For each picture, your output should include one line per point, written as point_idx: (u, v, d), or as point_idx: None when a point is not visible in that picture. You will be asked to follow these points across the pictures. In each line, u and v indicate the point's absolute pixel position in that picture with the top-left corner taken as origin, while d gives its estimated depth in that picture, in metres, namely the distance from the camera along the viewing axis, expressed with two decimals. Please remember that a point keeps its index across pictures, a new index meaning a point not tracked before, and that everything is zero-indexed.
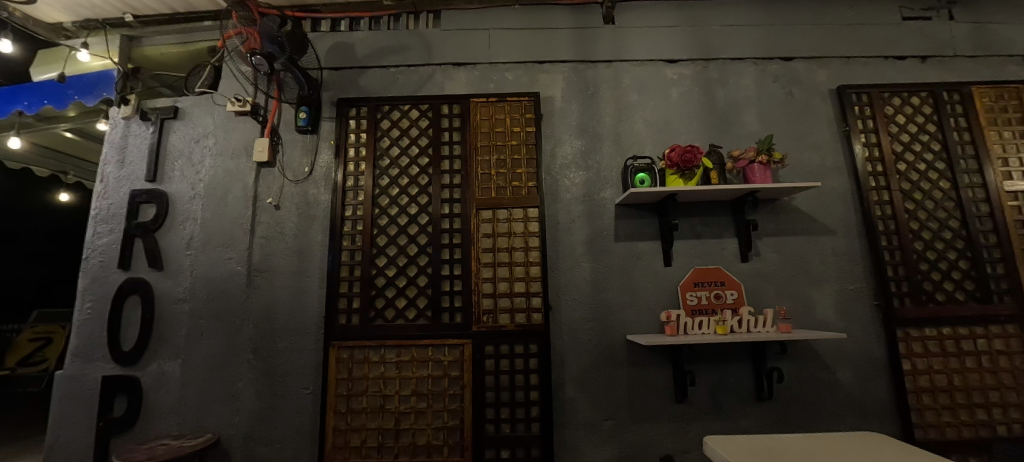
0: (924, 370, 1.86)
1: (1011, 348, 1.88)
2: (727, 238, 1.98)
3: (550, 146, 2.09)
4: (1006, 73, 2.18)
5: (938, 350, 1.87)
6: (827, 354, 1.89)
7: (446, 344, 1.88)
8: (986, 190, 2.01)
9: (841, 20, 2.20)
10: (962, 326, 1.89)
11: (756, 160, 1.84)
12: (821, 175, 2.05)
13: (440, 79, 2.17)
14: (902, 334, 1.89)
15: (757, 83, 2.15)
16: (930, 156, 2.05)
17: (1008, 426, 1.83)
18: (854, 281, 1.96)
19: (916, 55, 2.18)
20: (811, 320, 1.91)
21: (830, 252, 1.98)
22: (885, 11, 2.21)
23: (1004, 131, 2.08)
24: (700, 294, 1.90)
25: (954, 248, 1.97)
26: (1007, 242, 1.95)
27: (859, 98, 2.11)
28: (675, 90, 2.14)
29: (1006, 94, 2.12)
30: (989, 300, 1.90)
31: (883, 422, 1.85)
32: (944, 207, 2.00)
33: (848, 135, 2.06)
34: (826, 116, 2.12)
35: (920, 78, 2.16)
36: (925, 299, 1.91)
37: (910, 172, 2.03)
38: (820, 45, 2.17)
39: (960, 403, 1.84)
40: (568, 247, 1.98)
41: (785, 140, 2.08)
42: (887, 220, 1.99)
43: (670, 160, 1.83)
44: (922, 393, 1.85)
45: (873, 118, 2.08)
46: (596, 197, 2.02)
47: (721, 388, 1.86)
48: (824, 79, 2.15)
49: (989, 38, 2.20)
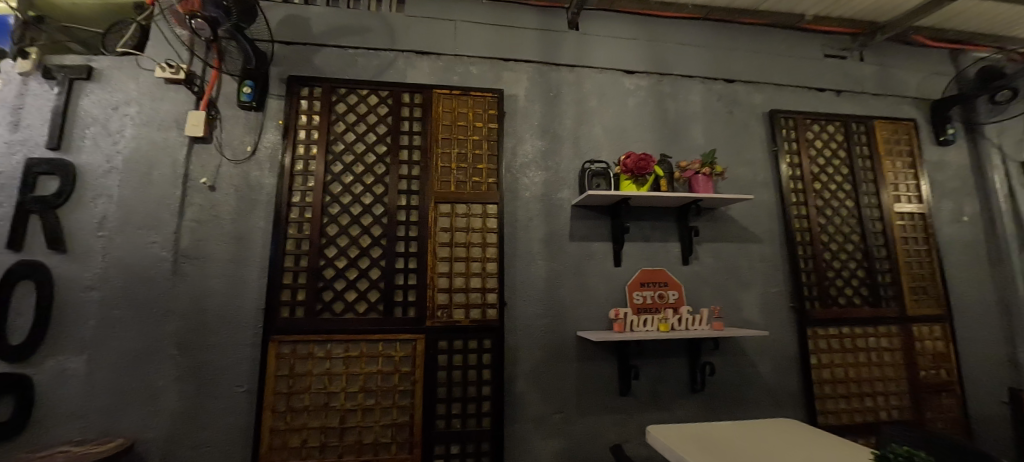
0: (827, 363, 2.14)
1: (892, 345, 2.22)
2: (671, 242, 2.12)
3: (511, 145, 2.11)
4: (899, 111, 2.56)
5: (838, 346, 2.16)
6: (751, 350, 2.10)
7: (398, 339, 1.83)
8: (880, 210, 2.35)
9: (776, 50, 2.44)
10: (857, 326, 2.20)
11: (701, 171, 2.00)
12: (753, 188, 2.27)
13: (401, 66, 2.10)
14: (812, 332, 2.15)
15: (703, 100, 2.32)
16: (840, 178, 2.35)
17: (886, 410, 2.16)
18: (775, 285, 2.19)
19: (833, 88, 2.48)
20: (739, 319, 2.11)
21: (757, 259, 2.20)
22: (811, 47, 2.49)
23: (895, 160, 2.44)
24: (646, 293, 2.02)
25: (854, 259, 2.28)
26: (893, 255, 2.30)
27: (786, 122, 2.36)
28: (632, 100, 2.25)
29: (898, 129, 2.49)
30: (878, 303, 2.23)
31: (793, 410, 2.10)
32: (848, 223, 2.31)
33: (776, 154, 2.30)
34: (760, 136, 2.34)
35: (835, 109, 2.46)
36: (830, 302, 2.20)
37: (824, 191, 2.32)
38: (757, 71, 2.40)
39: (852, 392, 2.13)
40: (525, 244, 2.01)
41: (725, 154, 2.27)
42: (804, 232, 2.25)
43: (625, 166, 1.93)
44: (824, 384, 2.12)
45: (796, 141, 2.34)
46: (553, 196, 2.08)
47: (660, 381, 2.00)
48: (758, 102, 2.38)
49: (888, 80, 2.56)
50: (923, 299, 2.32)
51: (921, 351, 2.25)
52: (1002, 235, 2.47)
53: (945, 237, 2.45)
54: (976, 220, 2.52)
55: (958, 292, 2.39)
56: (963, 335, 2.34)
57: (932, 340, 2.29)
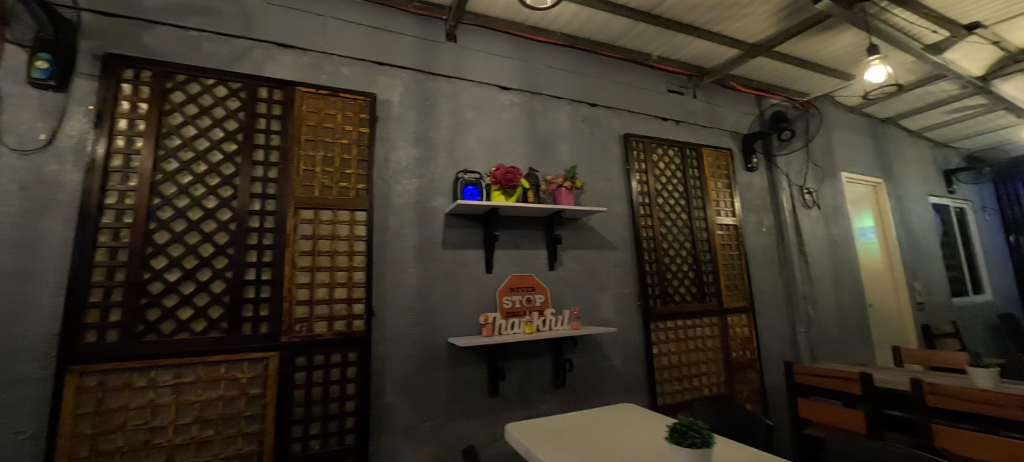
0: (665, 352, 2.51)
1: (713, 332, 2.71)
2: (539, 249, 2.28)
3: (383, 150, 2.06)
4: (720, 141, 3.13)
5: (673, 336, 2.56)
6: (605, 345, 2.36)
7: (245, 359, 1.65)
8: (706, 221, 2.86)
9: (630, 81, 2.80)
10: (688, 318, 2.63)
11: (563, 185, 2.19)
12: (610, 201, 2.56)
13: (258, 57, 1.91)
14: (654, 326, 2.51)
15: (569, 121, 2.55)
16: (677, 194, 2.80)
17: (708, 387, 2.62)
18: (627, 286, 2.50)
19: (674, 119, 2.93)
20: (596, 318, 2.36)
21: (612, 264, 2.48)
22: (658, 82, 2.91)
23: (716, 181, 2.98)
24: (514, 298, 2.13)
25: (687, 263, 2.72)
26: (714, 259, 2.81)
27: (637, 144, 2.73)
28: (506, 115, 2.38)
29: (719, 156, 3.05)
30: (702, 299, 2.70)
31: (640, 395, 2.41)
32: (683, 232, 2.75)
33: (628, 172, 2.63)
34: (616, 155, 2.66)
35: (675, 136, 2.92)
36: (668, 300, 2.59)
37: (665, 204, 2.73)
38: (615, 99, 2.72)
39: (683, 374, 2.55)
40: (396, 252, 1.98)
41: (587, 170, 2.53)
42: (650, 240, 2.62)
43: (495, 178, 2.03)
44: (663, 369, 2.49)
45: (644, 162, 2.72)
46: (427, 204, 2.09)
47: (527, 380, 2.13)
48: (616, 126, 2.70)
49: (714, 115, 3.12)
50: (735, 293, 2.86)
51: (733, 336, 2.78)
52: (787, 242, 3.18)
53: (751, 244, 3.06)
54: (771, 230, 3.21)
55: (759, 287, 3.01)
56: (762, 321, 2.96)
57: (741, 327, 2.84)
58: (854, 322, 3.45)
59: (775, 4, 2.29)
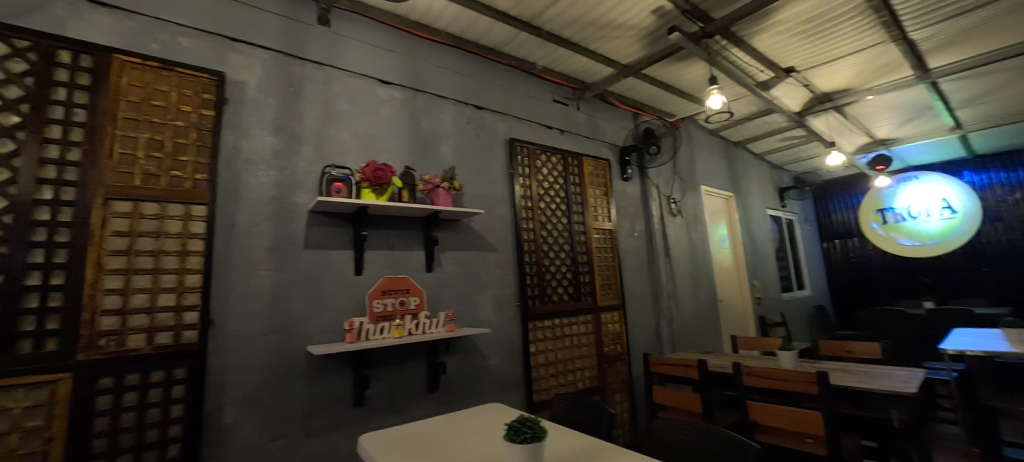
0: (542, 350, 2.63)
1: (588, 329, 2.90)
2: (416, 250, 2.23)
3: (233, 137, 1.81)
4: (600, 152, 3.39)
5: (550, 335, 2.69)
6: (483, 346, 2.38)
7: (19, 385, 1.31)
8: (584, 225, 3.06)
9: (517, 88, 2.89)
10: (564, 317, 2.79)
11: (441, 185, 2.18)
12: (493, 204, 2.60)
13: (59, 13, 1.56)
14: (532, 325, 2.61)
15: (454, 121, 2.54)
16: (558, 199, 2.95)
17: (582, 381, 2.80)
18: (507, 287, 2.56)
19: (557, 128, 3.09)
20: (474, 320, 2.38)
21: (493, 265, 2.52)
22: (544, 91, 3.04)
23: (595, 189, 3.22)
24: (386, 301, 2.05)
25: (564, 264, 2.89)
26: (590, 260, 3.02)
27: (521, 150, 2.81)
28: (385, 110, 2.27)
29: (598, 166, 3.29)
30: (579, 298, 2.89)
31: (516, 393, 2.48)
32: (562, 235, 2.92)
33: (512, 176, 2.71)
34: (501, 158, 2.71)
35: (558, 144, 3.07)
36: (546, 300, 2.71)
37: (546, 209, 2.87)
38: (501, 103, 2.78)
39: (559, 371, 2.69)
40: (244, 253, 1.76)
41: (470, 172, 2.54)
42: (530, 242, 2.73)
43: (365, 175, 1.94)
44: (539, 367, 2.60)
45: (528, 167, 2.82)
46: (286, 200, 1.90)
47: (398, 386, 2.05)
48: (501, 130, 2.76)
49: (594, 128, 3.36)
50: (608, 293, 3.11)
51: (606, 332, 3.01)
52: (654, 246, 3.55)
53: (624, 248, 3.36)
54: (642, 235, 3.55)
55: (630, 287, 3.31)
56: (631, 318, 3.25)
57: (613, 324, 3.08)
58: (707, 316, 3.97)
59: (640, 31, 2.54)
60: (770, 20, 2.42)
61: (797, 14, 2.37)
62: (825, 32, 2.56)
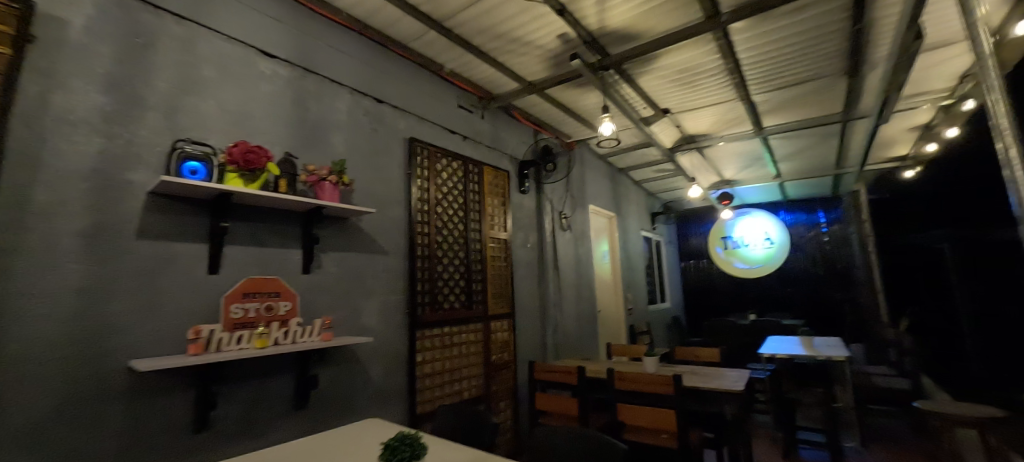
0: (429, 359, 2.54)
1: (477, 338, 2.89)
2: (291, 249, 1.97)
3: (37, 87, 1.38)
4: (501, 163, 3.45)
5: (439, 344, 2.61)
6: (364, 357, 2.20)
7: None
8: (481, 233, 3.07)
9: (422, 87, 2.80)
10: (454, 325, 2.74)
11: (327, 178, 1.98)
12: (387, 204, 2.45)
13: None
14: (420, 334, 2.50)
15: (349, 111, 2.33)
16: (456, 205, 2.92)
17: (468, 390, 2.76)
18: (395, 294, 2.42)
19: (461, 133, 3.06)
20: (356, 328, 2.19)
21: (382, 269, 2.37)
22: (449, 94, 3.00)
23: (493, 199, 3.26)
24: (248, 306, 1.76)
25: (458, 271, 2.85)
26: (484, 269, 3.04)
27: (422, 151, 2.72)
28: (265, 86, 1.99)
29: (498, 176, 3.35)
30: (470, 306, 2.87)
31: (398, 406, 2.34)
32: (458, 242, 2.88)
33: (409, 177, 2.59)
34: (399, 157, 2.58)
35: (460, 150, 3.04)
36: (437, 307, 2.63)
37: (443, 214, 2.81)
38: (403, 100, 2.65)
39: (446, 381, 2.62)
40: (42, 239, 1.34)
41: (364, 168, 2.36)
42: (424, 247, 2.64)
43: (231, 156, 1.65)
44: (425, 377, 2.50)
45: (427, 169, 2.73)
46: (116, 176, 1.51)
47: (256, 405, 1.77)
48: (401, 128, 2.63)
49: (497, 138, 3.42)
50: (500, 302, 3.15)
51: (494, 341, 3.04)
52: (545, 258, 3.73)
53: (517, 258, 3.45)
54: (535, 247, 3.69)
55: (520, 296, 3.41)
56: (520, 327, 3.34)
57: (502, 332, 3.12)
58: (587, 325, 4.29)
59: (545, 52, 2.67)
60: (654, 64, 2.74)
61: (674, 63, 2.73)
62: (694, 83, 3.00)
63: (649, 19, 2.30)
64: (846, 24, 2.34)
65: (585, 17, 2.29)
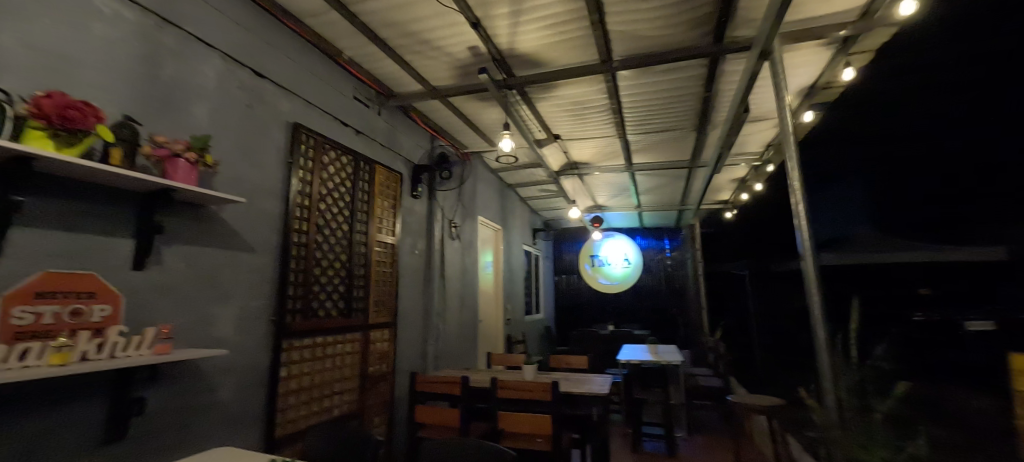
0: (295, 374, 2.25)
1: (354, 349, 2.67)
2: (120, 238, 1.57)
3: None
4: (395, 164, 3.30)
5: (309, 356, 2.35)
6: (211, 372, 1.85)
7: None
8: (367, 236, 2.88)
9: (313, 70, 2.54)
10: (329, 335, 2.49)
11: (183, 155, 1.63)
12: (259, 195, 2.14)
13: None
14: (287, 345, 2.21)
15: (219, 80, 1.98)
16: (342, 204, 2.69)
17: (339, 407, 2.53)
18: (259, 298, 2.11)
19: (354, 127, 2.85)
20: (204, 338, 1.83)
21: (245, 269, 2.04)
22: (345, 83, 2.78)
23: (383, 201, 3.09)
24: (40, 309, 1.32)
25: (338, 275, 2.62)
26: (368, 274, 2.84)
27: (308, 140, 2.44)
28: (102, 27, 1.56)
29: (390, 178, 3.20)
30: (349, 315, 2.65)
31: (251, 429, 2.01)
32: (340, 244, 2.65)
33: (289, 167, 2.31)
34: (279, 143, 2.27)
35: (352, 145, 2.82)
36: (310, 315, 2.37)
37: (326, 212, 2.55)
38: (290, 80, 2.37)
39: (313, 397, 2.35)
40: None
41: (233, 150, 2.01)
42: (300, 247, 2.36)
43: (38, 108, 1.24)
44: (289, 395, 2.21)
45: (312, 160, 2.46)
46: None
47: (41, 444, 1.30)
48: (284, 111, 2.33)
49: (392, 138, 3.27)
50: (382, 310, 2.97)
51: (373, 351, 2.85)
52: (432, 265, 3.66)
53: (404, 264, 3.31)
54: (423, 254, 3.60)
55: (404, 305, 3.27)
56: (401, 336, 3.20)
57: (382, 342, 2.95)
58: (468, 334, 4.32)
59: (453, 61, 2.66)
60: (551, 92, 2.96)
61: (569, 95, 2.99)
62: (584, 115, 3.32)
63: (554, 50, 2.49)
64: (700, 90, 2.88)
65: (497, 36, 2.36)
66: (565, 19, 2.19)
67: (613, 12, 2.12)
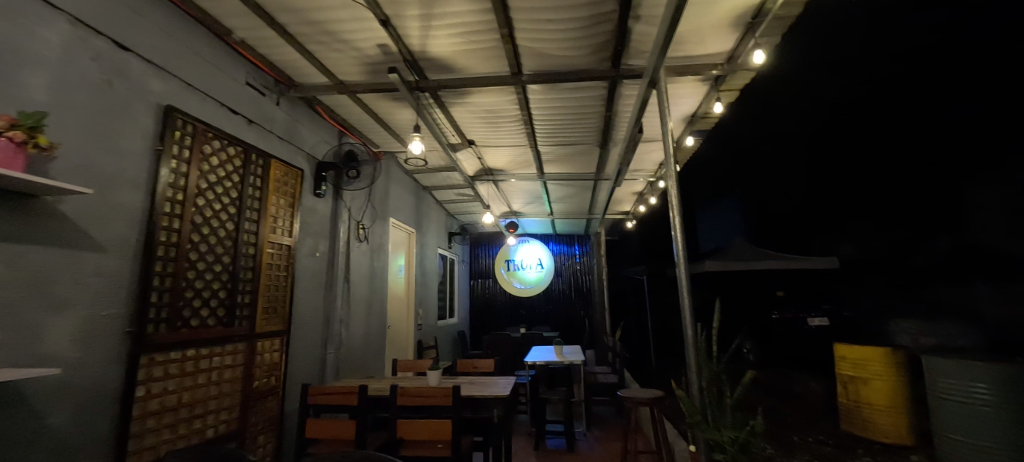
0: (156, 393, 1.97)
1: (235, 361, 2.41)
2: None
3: None
4: (295, 159, 3.07)
5: (177, 371, 2.07)
6: (37, 397, 1.54)
7: None
8: (257, 237, 2.63)
9: (194, 48, 2.27)
10: (204, 347, 2.22)
11: (4, 133, 1.35)
12: (115, 186, 1.84)
13: None
14: (146, 360, 1.93)
15: (65, 49, 1.67)
16: (226, 199, 2.42)
17: (214, 427, 2.27)
18: (110, 306, 1.81)
19: (245, 116, 2.59)
20: (28, 355, 1.51)
21: (91, 272, 1.74)
22: (234, 67, 2.53)
23: (278, 199, 2.85)
24: None
25: (219, 279, 2.35)
26: (257, 278, 2.59)
27: (184, 126, 2.17)
28: None
29: (289, 174, 2.96)
30: (231, 323, 2.39)
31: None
32: (223, 244, 2.38)
33: (158, 156, 2.02)
34: (145, 127, 1.98)
35: (242, 135, 2.56)
36: (179, 324, 2.09)
37: (205, 208, 2.28)
38: (164, 56, 2.09)
39: (181, 418, 2.08)
40: None
41: (81, 131, 1.71)
42: (169, 247, 2.08)
43: None
44: (147, 417, 1.93)
45: (190, 150, 2.19)
46: None
47: None
48: (154, 90, 2.04)
49: (292, 130, 3.03)
50: (272, 318, 2.73)
51: (259, 363, 2.59)
52: (335, 268, 3.45)
53: (301, 268, 3.08)
54: (324, 256, 3.38)
55: (300, 311, 3.03)
56: (296, 345, 2.96)
57: (271, 353, 2.70)
58: (374, 341, 4.14)
59: (361, 56, 2.56)
60: (464, 98, 2.99)
61: (482, 103, 3.05)
62: (497, 124, 3.41)
63: (467, 58, 2.52)
64: (602, 109, 3.12)
65: (409, 36, 2.32)
66: (477, 29, 2.24)
67: (523, 28, 2.22)
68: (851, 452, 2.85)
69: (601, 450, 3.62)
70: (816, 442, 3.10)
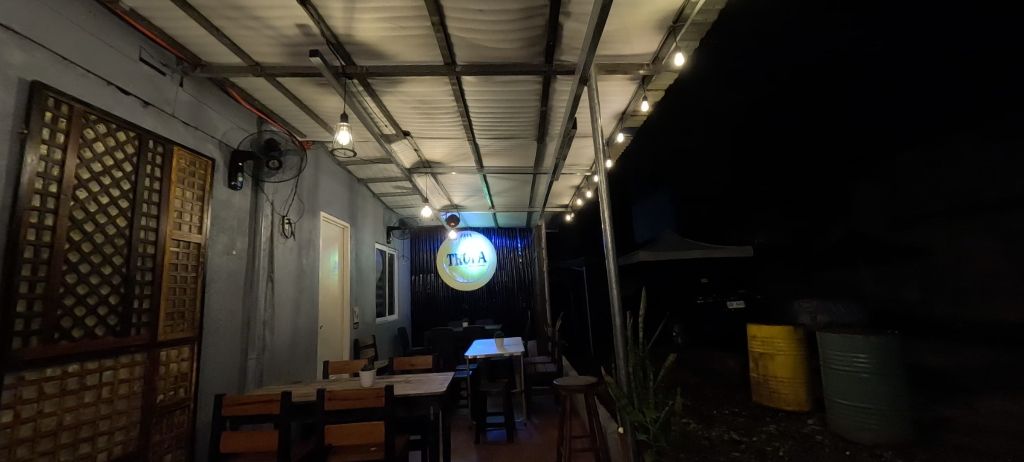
0: (29, 417, 1.68)
1: (132, 375, 2.14)
2: None
3: None
4: (204, 147, 2.76)
5: (56, 390, 1.79)
6: None
7: None
8: (156, 235, 2.34)
9: (70, 16, 1.94)
10: (91, 361, 1.94)
11: None
12: None
13: None
14: (14, 380, 1.64)
15: None
16: (116, 192, 2.12)
17: (108, 449, 2.00)
18: None
19: (139, 97, 2.28)
20: None
21: None
22: (124, 41, 2.23)
23: (182, 193, 2.54)
24: None
25: (108, 284, 2.06)
26: (158, 280, 2.31)
27: (56, 107, 1.85)
28: None
29: (195, 164, 2.65)
30: (125, 333, 2.11)
31: None
32: (111, 242, 2.09)
33: (23, 140, 1.71)
34: (4, 107, 1.66)
35: (134, 119, 2.25)
36: (57, 336, 1.80)
37: (90, 202, 1.98)
38: (29, 22, 1.76)
39: (64, 444, 1.80)
40: None
41: None
42: (42, 248, 1.78)
43: None
44: (16, 446, 1.63)
45: (66, 134, 1.88)
46: None
47: None
48: (14, 63, 1.70)
49: (199, 115, 2.73)
50: (177, 324, 2.44)
51: (163, 375, 2.32)
52: (255, 267, 3.16)
53: (214, 267, 2.79)
54: (242, 254, 3.09)
55: (213, 316, 2.75)
56: (207, 353, 2.68)
57: (178, 362, 2.43)
58: (302, 344, 3.87)
59: (278, 37, 2.36)
60: (397, 88, 2.88)
61: (415, 93, 2.95)
62: (433, 115, 3.32)
63: (396, 45, 2.42)
64: (538, 104, 3.16)
65: (331, 18, 2.17)
66: (405, 15, 2.15)
67: (453, 17, 2.17)
68: (757, 420, 3.17)
69: (539, 439, 3.71)
70: (729, 414, 3.40)
